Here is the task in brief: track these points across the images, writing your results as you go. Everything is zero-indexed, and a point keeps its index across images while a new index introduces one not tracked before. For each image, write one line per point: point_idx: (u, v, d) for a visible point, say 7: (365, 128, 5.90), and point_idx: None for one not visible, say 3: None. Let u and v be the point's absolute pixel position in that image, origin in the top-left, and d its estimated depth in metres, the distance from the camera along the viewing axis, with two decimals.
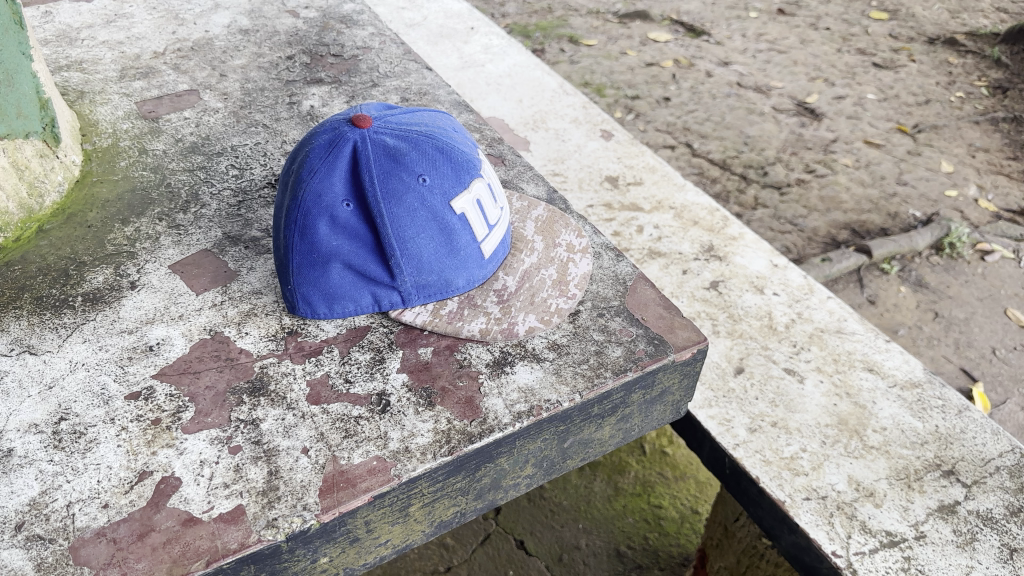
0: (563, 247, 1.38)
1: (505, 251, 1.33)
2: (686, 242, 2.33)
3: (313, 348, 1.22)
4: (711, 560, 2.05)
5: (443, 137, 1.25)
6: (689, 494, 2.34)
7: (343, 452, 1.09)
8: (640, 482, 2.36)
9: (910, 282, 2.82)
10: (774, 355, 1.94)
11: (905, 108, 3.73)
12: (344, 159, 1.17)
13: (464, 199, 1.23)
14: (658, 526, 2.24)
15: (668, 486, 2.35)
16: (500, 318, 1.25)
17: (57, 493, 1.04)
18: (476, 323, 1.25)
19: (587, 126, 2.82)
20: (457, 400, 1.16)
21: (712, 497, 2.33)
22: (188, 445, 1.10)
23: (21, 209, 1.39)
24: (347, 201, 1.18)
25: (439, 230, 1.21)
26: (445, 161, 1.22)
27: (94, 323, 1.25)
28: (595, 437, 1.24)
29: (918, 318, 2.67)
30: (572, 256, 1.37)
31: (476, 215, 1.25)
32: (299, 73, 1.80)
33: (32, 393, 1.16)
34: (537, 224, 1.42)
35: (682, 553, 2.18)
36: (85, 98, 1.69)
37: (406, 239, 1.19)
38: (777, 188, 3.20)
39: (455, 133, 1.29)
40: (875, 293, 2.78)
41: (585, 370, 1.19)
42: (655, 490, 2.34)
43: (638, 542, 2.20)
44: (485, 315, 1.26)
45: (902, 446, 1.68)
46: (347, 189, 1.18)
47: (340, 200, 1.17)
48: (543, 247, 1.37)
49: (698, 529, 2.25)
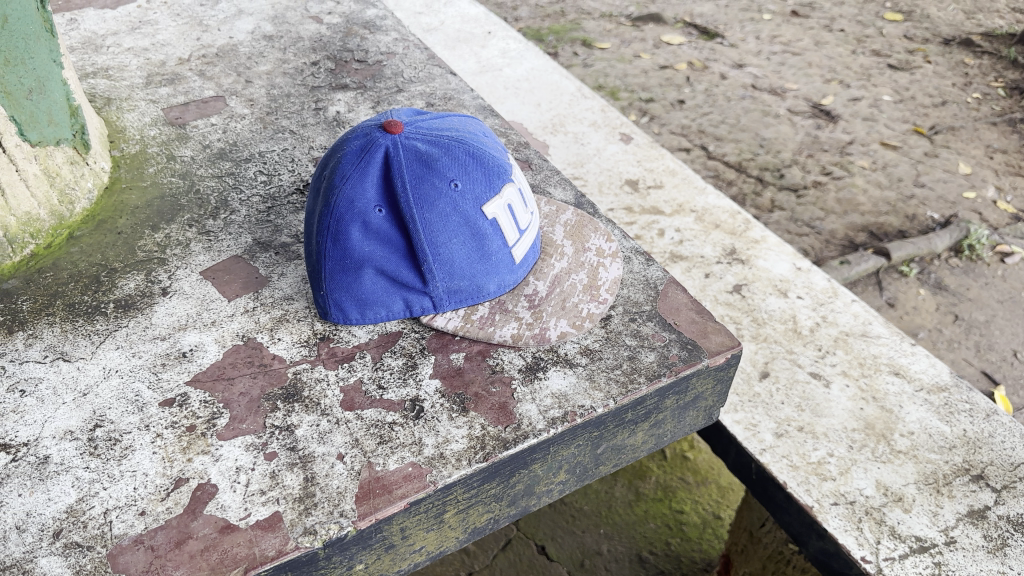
0: (593, 251, 1.37)
1: (535, 256, 1.33)
2: (708, 245, 2.32)
3: (346, 353, 1.22)
4: (735, 566, 2.04)
5: (474, 142, 1.24)
6: (711, 499, 2.33)
7: (379, 458, 1.09)
8: (661, 487, 2.34)
9: (930, 285, 2.80)
10: (799, 360, 1.93)
11: (923, 109, 3.71)
12: (376, 165, 1.17)
13: (496, 204, 1.23)
14: (680, 531, 2.23)
15: (690, 491, 2.34)
16: (532, 323, 1.25)
17: (94, 500, 1.04)
18: (508, 328, 1.24)
19: (607, 129, 2.81)
20: (491, 405, 1.15)
21: (734, 502, 2.32)
22: (224, 452, 1.10)
23: (52, 216, 1.39)
24: (380, 207, 1.17)
25: (471, 235, 1.20)
26: (477, 167, 1.21)
27: (126, 330, 1.25)
28: (628, 443, 1.23)
29: (939, 321, 2.65)
30: (602, 260, 1.36)
31: (507, 221, 1.25)
32: (324, 79, 1.80)
33: (67, 400, 1.16)
34: (566, 229, 1.41)
35: (705, 559, 2.17)
36: (112, 104, 1.69)
37: (439, 244, 1.18)
38: (795, 191, 3.18)
39: (485, 138, 1.29)
40: (895, 295, 2.77)
41: (619, 375, 1.18)
42: (677, 495, 2.33)
43: (661, 548, 2.19)
44: (516, 319, 1.25)
45: (931, 450, 1.67)
46: (379, 195, 1.17)
47: (373, 206, 1.17)
48: (572, 251, 1.36)
49: (720, 534, 2.23)
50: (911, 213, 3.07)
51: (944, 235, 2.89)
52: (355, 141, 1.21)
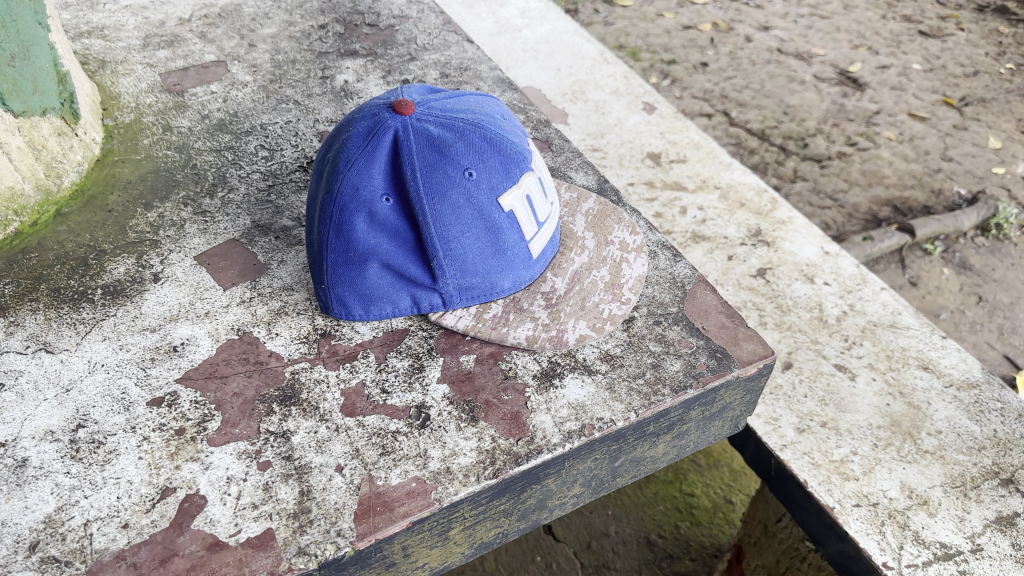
0: (616, 245, 1.28)
1: (553, 249, 1.23)
2: (732, 225, 2.22)
3: (348, 352, 1.14)
4: (747, 558, 1.95)
5: (492, 125, 1.14)
6: (723, 483, 2.26)
7: (380, 471, 1.01)
8: (672, 469, 2.28)
9: (954, 264, 2.70)
10: (825, 350, 1.84)
11: (954, 80, 3.56)
12: (384, 150, 1.08)
13: (515, 195, 1.13)
14: (689, 515, 2.17)
15: (701, 475, 2.27)
16: (549, 323, 1.16)
17: (74, 510, 0.97)
18: (523, 329, 1.15)
19: (629, 98, 2.69)
20: (502, 415, 1.06)
21: (747, 487, 2.25)
22: (214, 460, 1.02)
23: (38, 191, 1.30)
24: (387, 196, 1.08)
25: (487, 228, 1.11)
26: (494, 152, 1.11)
27: (114, 320, 1.17)
28: (649, 455, 1.15)
29: (961, 301, 2.55)
30: (626, 255, 1.27)
31: (526, 212, 1.15)
32: (332, 44, 1.69)
33: (49, 396, 1.08)
34: (587, 219, 1.32)
35: (714, 545, 2.10)
36: (107, 68, 1.59)
37: (449, 237, 1.09)
38: (817, 160, 3.05)
39: (503, 120, 1.19)
40: (918, 274, 2.64)
41: (641, 386, 1.10)
42: (687, 478, 2.27)
43: (669, 531, 2.13)
44: (532, 320, 1.16)
45: (958, 451, 1.58)
46: (387, 182, 1.08)
47: (379, 195, 1.08)
48: (594, 244, 1.27)
49: (732, 520, 2.17)
50: (938, 188, 2.95)
51: (971, 213, 2.77)
52: (362, 122, 1.11)
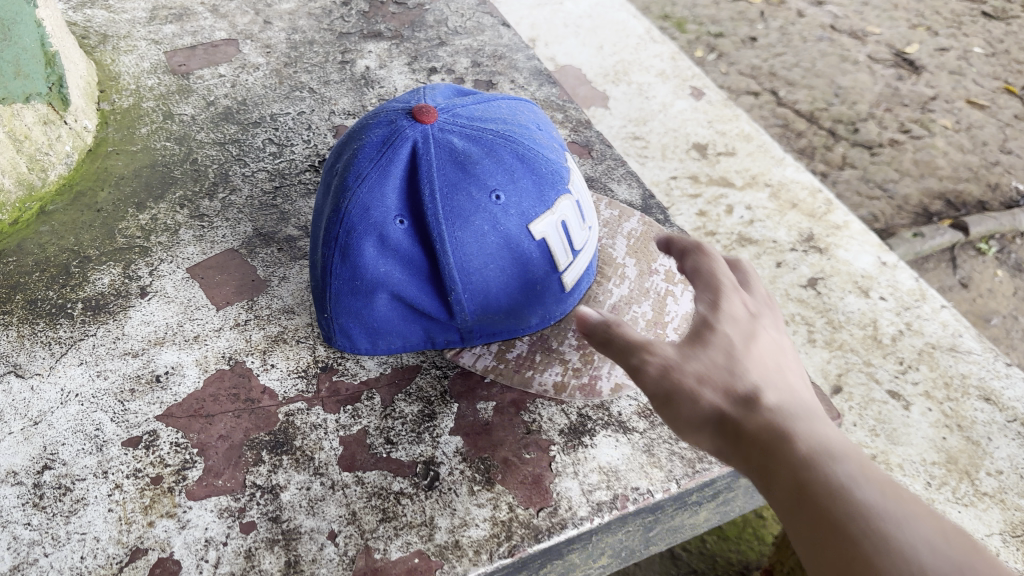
0: (661, 275, 1.13)
1: (589, 280, 1.09)
2: (782, 228, 1.96)
3: (351, 392, 1.01)
4: None
5: (526, 139, 0.99)
6: None
7: (379, 542, 0.87)
8: None
9: (1009, 266, 2.48)
10: (877, 373, 1.63)
11: (1017, 66, 3.31)
12: (400, 165, 0.93)
13: (547, 221, 0.98)
14: None
15: None
16: (580, 369, 1.02)
17: (30, 570, 0.85)
18: (550, 373, 1.02)
19: (676, 81, 2.38)
20: (523, 479, 0.93)
21: None
22: (192, 517, 0.89)
23: (20, 186, 1.18)
24: (401, 218, 0.93)
25: (513, 259, 0.96)
26: (527, 171, 0.97)
27: (93, 341, 1.04)
28: (688, 522, 1.01)
29: (1016, 306, 2.38)
30: (672, 288, 1.12)
31: (559, 242, 1.00)
32: (355, 24, 1.54)
33: (14, 429, 0.96)
34: (630, 244, 1.17)
35: None
36: (108, 43, 1.45)
37: (470, 269, 0.95)
38: (867, 149, 2.78)
39: (538, 132, 1.04)
40: (969, 275, 2.45)
41: (684, 451, 0.96)
42: None
43: None
44: (561, 364, 1.03)
45: (1021, 497, 1.41)
46: (402, 203, 0.93)
47: (393, 217, 0.93)
48: (635, 274, 1.12)
49: None
50: (995, 182, 2.70)
51: None
52: (376, 129, 0.96)
